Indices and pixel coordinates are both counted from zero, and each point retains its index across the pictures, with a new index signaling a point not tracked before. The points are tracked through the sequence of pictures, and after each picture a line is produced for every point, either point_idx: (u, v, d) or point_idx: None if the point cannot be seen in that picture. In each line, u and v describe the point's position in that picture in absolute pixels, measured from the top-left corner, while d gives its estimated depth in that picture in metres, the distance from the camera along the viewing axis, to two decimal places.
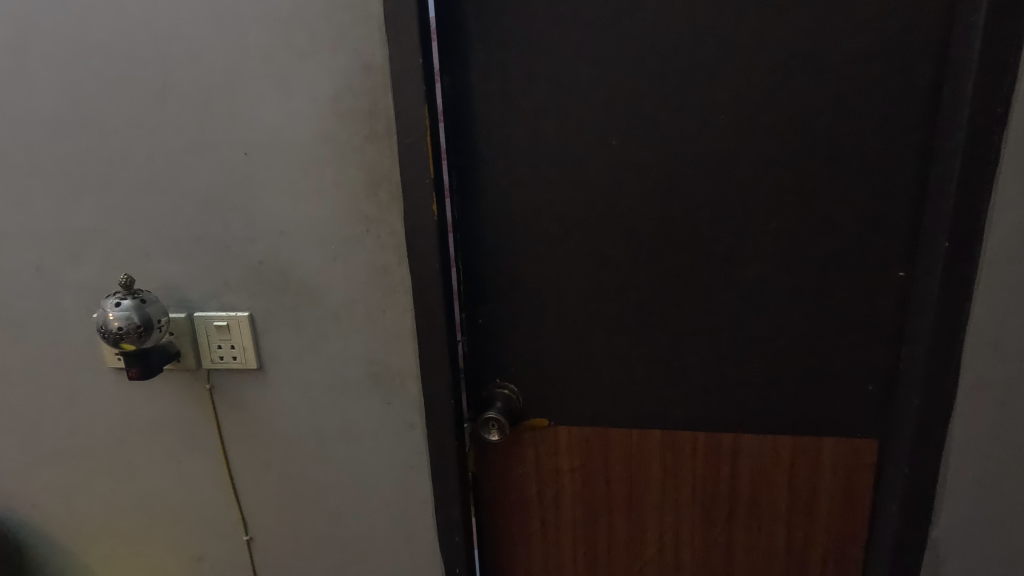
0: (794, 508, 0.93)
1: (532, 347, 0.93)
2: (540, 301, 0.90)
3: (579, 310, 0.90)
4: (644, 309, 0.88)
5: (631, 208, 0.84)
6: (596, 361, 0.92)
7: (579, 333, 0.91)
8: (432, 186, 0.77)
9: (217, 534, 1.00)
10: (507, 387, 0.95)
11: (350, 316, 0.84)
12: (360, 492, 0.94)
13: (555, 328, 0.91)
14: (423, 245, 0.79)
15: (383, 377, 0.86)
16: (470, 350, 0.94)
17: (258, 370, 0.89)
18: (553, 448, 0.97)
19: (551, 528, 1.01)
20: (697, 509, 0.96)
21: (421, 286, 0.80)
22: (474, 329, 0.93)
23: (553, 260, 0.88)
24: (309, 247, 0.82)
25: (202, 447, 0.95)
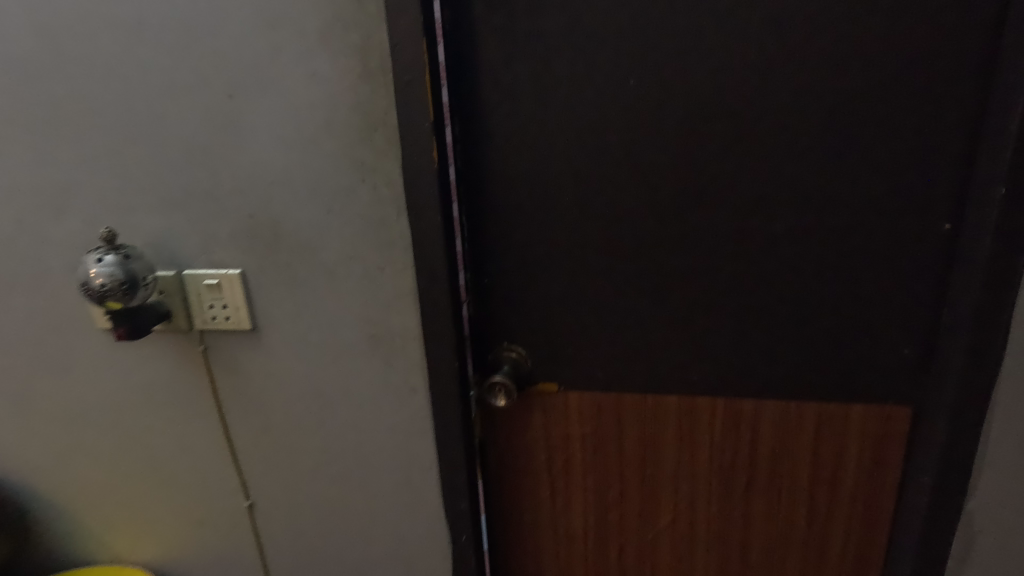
0: (818, 479, 0.88)
1: (541, 308, 0.87)
2: (549, 259, 0.84)
3: (592, 269, 0.84)
4: (662, 267, 0.82)
5: (650, 156, 0.77)
6: (609, 323, 0.86)
7: (592, 293, 0.85)
8: (431, 130, 0.70)
9: (217, 500, 0.98)
10: (514, 350, 0.90)
11: (347, 274, 0.79)
12: (362, 458, 0.90)
13: (566, 289, 0.86)
14: (423, 196, 0.73)
15: (383, 339, 0.82)
16: (476, 312, 0.89)
17: (252, 332, 0.84)
18: (563, 414, 0.93)
19: (561, 497, 0.98)
20: (714, 478, 0.92)
21: (421, 241, 0.75)
22: (479, 289, 0.88)
23: (564, 214, 0.82)
24: (300, 199, 0.76)
25: (199, 411, 0.92)
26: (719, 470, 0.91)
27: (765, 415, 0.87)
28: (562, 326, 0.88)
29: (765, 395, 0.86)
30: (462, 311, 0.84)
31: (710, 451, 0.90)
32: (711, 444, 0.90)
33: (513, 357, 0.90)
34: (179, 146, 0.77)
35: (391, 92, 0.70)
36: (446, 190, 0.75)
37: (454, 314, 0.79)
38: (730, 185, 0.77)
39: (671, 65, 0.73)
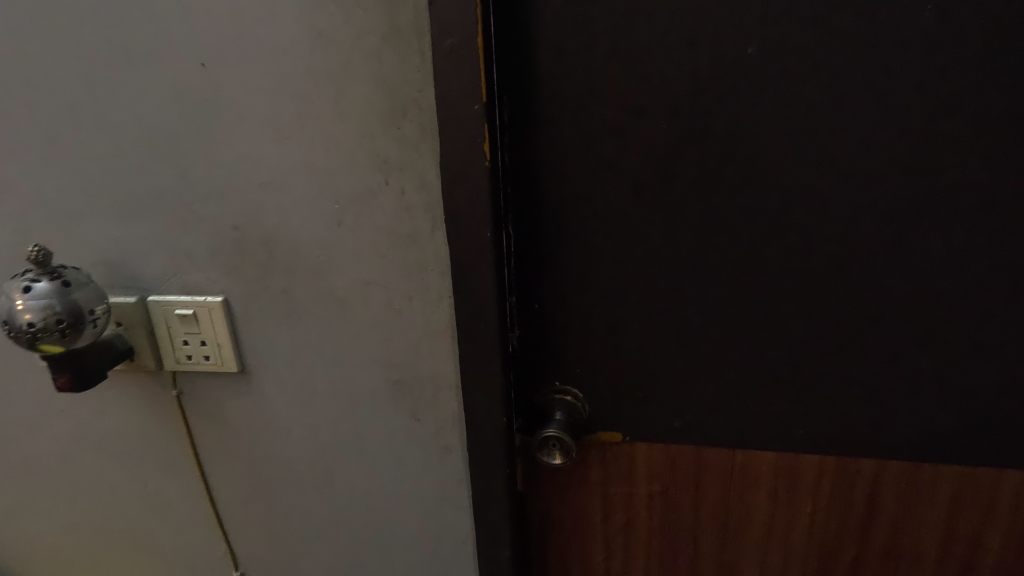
0: (950, 555, 0.70)
1: (606, 343, 0.68)
2: (621, 282, 0.64)
3: (677, 296, 0.64)
4: (773, 297, 0.61)
5: (767, 150, 0.56)
6: (695, 367, 0.66)
7: (674, 328, 0.65)
8: (483, 114, 0.51)
9: (200, 570, 0.79)
10: (570, 393, 0.71)
11: (364, 303, 0.60)
12: (380, 527, 0.72)
13: (641, 320, 0.66)
14: (469, 205, 0.54)
15: (409, 386, 0.63)
16: (523, 345, 0.70)
17: (239, 374, 0.65)
18: (627, 469, 0.74)
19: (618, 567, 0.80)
20: (814, 548, 0.74)
21: (464, 264, 0.56)
22: (528, 316, 0.68)
23: (645, 222, 0.61)
24: (300, 205, 0.57)
25: (174, 467, 0.73)
26: (822, 543, 0.73)
27: (890, 482, 0.68)
28: (632, 367, 0.68)
29: (894, 455, 0.66)
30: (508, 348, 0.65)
31: (813, 521, 0.72)
32: (815, 513, 0.72)
33: (567, 402, 0.71)
34: (139, 134, 0.57)
35: (427, 61, 0.51)
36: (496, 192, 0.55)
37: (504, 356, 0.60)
38: (879, 191, 0.55)
39: (809, 22, 0.52)
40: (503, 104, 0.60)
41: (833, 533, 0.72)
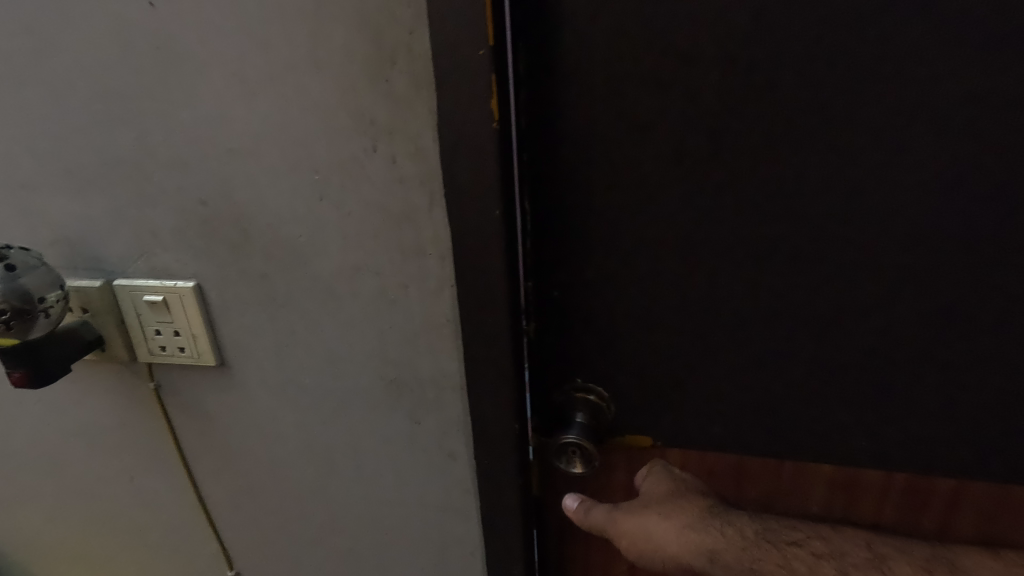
0: None
1: (636, 340, 0.57)
2: (657, 271, 0.53)
3: (726, 290, 0.52)
4: (849, 294, 0.49)
5: (859, 107, 0.43)
6: (744, 372, 0.55)
7: (721, 326, 0.54)
8: (489, 63, 0.41)
9: (195, 568, 0.75)
10: (594, 392, 0.61)
11: (352, 291, 0.51)
12: (379, 534, 0.65)
13: (680, 315, 0.54)
14: (473, 177, 0.44)
15: (408, 386, 0.55)
16: (541, 338, 0.59)
17: (219, 367, 0.58)
18: None
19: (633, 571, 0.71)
20: None
21: (468, 248, 0.47)
22: (547, 306, 0.57)
23: (690, 198, 0.49)
24: (275, 176, 0.48)
25: (159, 463, 0.67)
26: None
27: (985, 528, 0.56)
28: (668, 369, 0.57)
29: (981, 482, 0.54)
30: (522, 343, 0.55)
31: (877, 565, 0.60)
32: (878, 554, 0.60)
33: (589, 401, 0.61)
34: (88, 91, 0.48)
35: None
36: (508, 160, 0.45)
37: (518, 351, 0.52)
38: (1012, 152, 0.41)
39: None
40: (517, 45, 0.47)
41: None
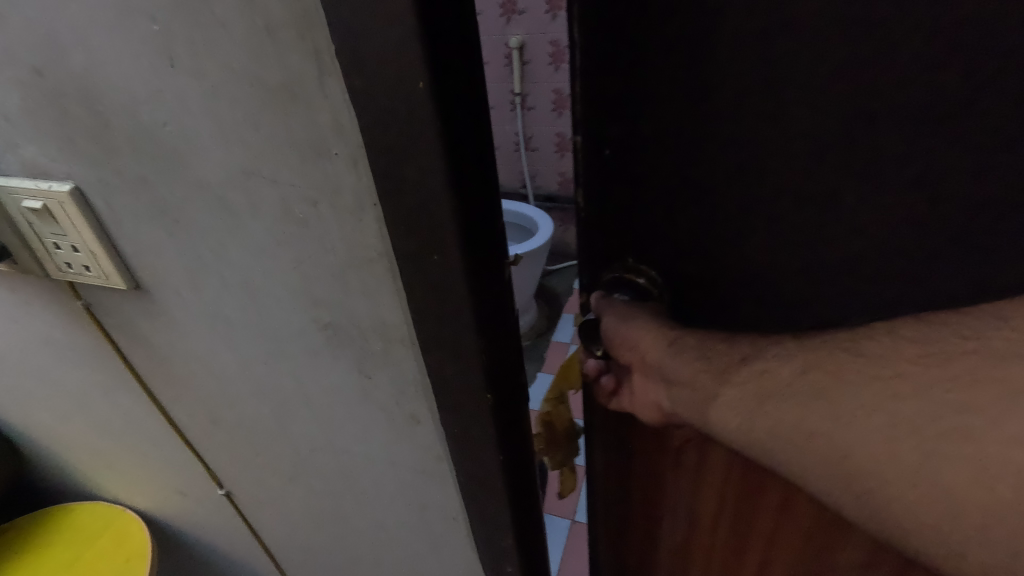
0: None
1: (720, 238, 0.38)
2: (769, 116, 0.32)
3: (886, 160, 0.31)
4: None
5: None
6: (895, 311, 0.35)
7: (863, 224, 0.33)
8: None
9: (190, 478, 0.71)
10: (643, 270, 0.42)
11: (250, 207, 0.36)
12: (350, 481, 0.56)
13: (795, 201, 0.34)
14: (378, 36, 0.26)
15: (347, 335, 0.41)
16: (592, 214, 0.42)
17: (137, 292, 0.47)
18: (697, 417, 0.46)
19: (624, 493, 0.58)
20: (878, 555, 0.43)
21: (391, 152, 0.30)
22: (602, 168, 0.39)
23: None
24: (108, 29, 0.31)
25: (121, 381, 0.60)
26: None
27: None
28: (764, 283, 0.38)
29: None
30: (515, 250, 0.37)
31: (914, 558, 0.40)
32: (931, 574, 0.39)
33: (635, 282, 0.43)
34: None
35: None
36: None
37: (480, 302, 0.35)
38: None
39: None
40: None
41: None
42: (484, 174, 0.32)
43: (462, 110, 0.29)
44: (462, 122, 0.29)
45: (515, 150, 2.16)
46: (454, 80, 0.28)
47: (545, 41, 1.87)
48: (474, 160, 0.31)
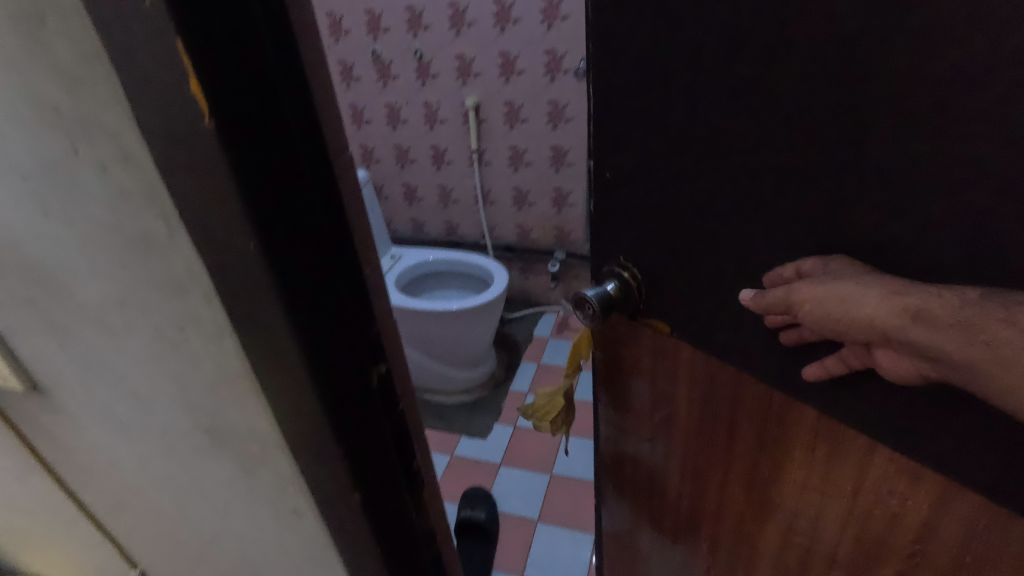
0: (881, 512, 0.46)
1: (667, 233, 0.49)
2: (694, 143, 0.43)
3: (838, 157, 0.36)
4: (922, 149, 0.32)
5: None
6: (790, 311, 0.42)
7: (885, 166, 0.34)
8: (185, 70, 0.26)
9: (105, 556, 0.71)
10: (626, 267, 0.54)
11: (127, 327, 0.39)
12: (252, 564, 0.58)
13: (809, 158, 0.37)
14: (211, 214, 0.31)
15: (227, 437, 0.44)
16: (595, 216, 0.55)
17: (36, 391, 0.49)
18: (652, 355, 0.59)
19: (625, 431, 0.70)
20: (769, 461, 0.53)
21: (235, 293, 0.34)
22: (600, 184, 0.52)
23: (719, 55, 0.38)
24: None
25: (29, 468, 0.61)
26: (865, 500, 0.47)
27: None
28: (813, 238, 0.39)
29: (890, 430, 0.41)
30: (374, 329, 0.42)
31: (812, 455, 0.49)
32: (860, 465, 0.46)
33: (626, 278, 0.55)
34: None
35: None
36: (252, 179, 0.30)
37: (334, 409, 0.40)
38: None
39: None
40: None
41: (904, 509, 0.44)
42: (329, 300, 0.37)
43: (296, 259, 0.34)
44: (296, 267, 0.34)
45: (474, 203, 2.22)
46: (284, 238, 0.33)
47: (500, 102, 1.95)
48: (314, 293, 0.36)
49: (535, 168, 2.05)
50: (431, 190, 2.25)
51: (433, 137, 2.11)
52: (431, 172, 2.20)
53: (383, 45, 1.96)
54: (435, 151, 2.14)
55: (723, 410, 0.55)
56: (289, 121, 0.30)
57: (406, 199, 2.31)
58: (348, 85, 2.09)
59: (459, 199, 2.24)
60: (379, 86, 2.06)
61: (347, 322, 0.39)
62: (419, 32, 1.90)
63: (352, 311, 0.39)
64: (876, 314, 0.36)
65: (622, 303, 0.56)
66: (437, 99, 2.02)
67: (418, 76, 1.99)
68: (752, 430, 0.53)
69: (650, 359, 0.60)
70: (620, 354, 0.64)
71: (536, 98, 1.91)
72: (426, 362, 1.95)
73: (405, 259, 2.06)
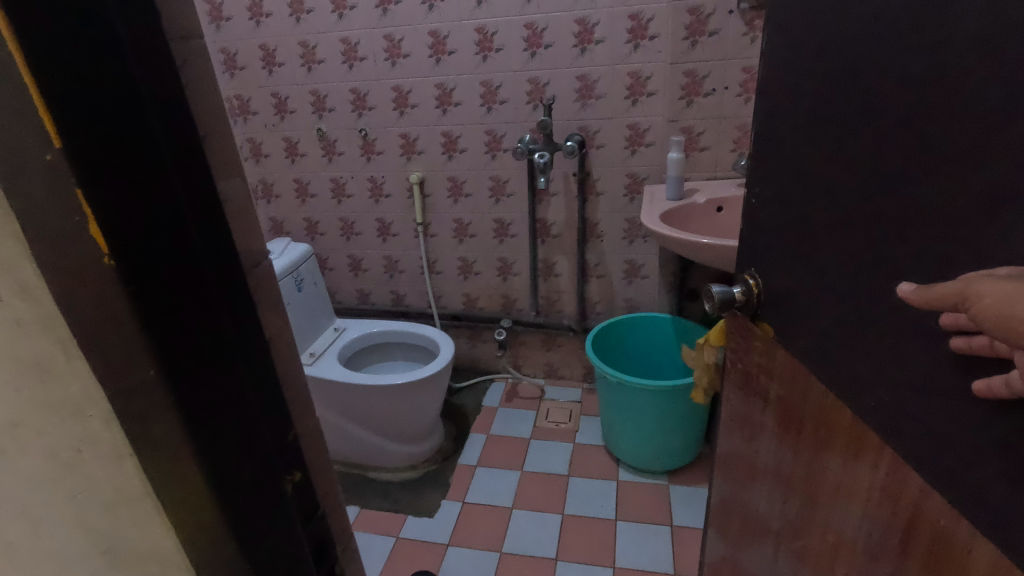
0: (881, 515, 0.51)
1: (783, 256, 0.61)
2: (806, 184, 0.55)
3: (869, 209, 0.47)
4: (908, 213, 0.43)
5: (931, 25, 0.39)
6: (835, 330, 0.53)
7: (891, 221, 0.44)
8: (96, 222, 0.29)
9: None
10: (752, 277, 0.68)
11: (14, 452, 0.38)
12: None
13: (885, 161, 0.45)
14: (113, 344, 0.32)
15: (126, 561, 0.42)
16: (746, 236, 0.69)
17: None
18: (761, 346, 0.68)
19: (743, 414, 0.78)
20: (815, 451, 0.60)
21: (135, 413, 0.34)
22: (752, 210, 0.67)
23: (826, 119, 0.51)
24: None
25: None
26: (875, 497, 0.51)
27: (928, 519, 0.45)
28: (887, 238, 0.45)
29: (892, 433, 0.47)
30: (283, 438, 0.43)
31: (840, 450, 0.55)
32: (868, 465, 0.51)
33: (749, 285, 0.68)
34: None
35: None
36: (152, 294, 0.31)
37: (248, 527, 0.39)
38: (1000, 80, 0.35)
39: None
40: (163, 114, 0.31)
41: (893, 512, 0.49)
42: (233, 409, 0.37)
43: (197, 367, 0.34)
44: (196, 378, 0.34)
45: (420, 273, 2.24)
46: (185, 348, 0.33)
47: (443, 178, 2.02)
48: (218, 400, 0.36)
49: (479, 240, 2.10)
50: (377, 261, 2.26)
51: (379, 210, 2.14)
52: (376, 244, 2.22)
53: (328, 123, 2.02)
54: (381, 223, 2.17)
55: (797, 397, 0.62)
56: (195, 241, 0.33)
57: (352, 270, 2.30)
58: (293, 160, 2.12)
59: (405, 270, 2.25)
60: (324, 161, 2.10)
61: (257, 427, 0.39)
62: (363, 112, 1.97)
63: (263, 425, 0.40)
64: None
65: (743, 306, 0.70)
66: (382, 174, 2.07)
67: (362, 153, 2.04)
68: (808, 420, 0.60)
69: (758, 350, 0.69)
70: (741, 342, 0.73)
71: (478, 174, 1.98)
72: (372, 438, 1.90)
73: (349, 331, 2.03)
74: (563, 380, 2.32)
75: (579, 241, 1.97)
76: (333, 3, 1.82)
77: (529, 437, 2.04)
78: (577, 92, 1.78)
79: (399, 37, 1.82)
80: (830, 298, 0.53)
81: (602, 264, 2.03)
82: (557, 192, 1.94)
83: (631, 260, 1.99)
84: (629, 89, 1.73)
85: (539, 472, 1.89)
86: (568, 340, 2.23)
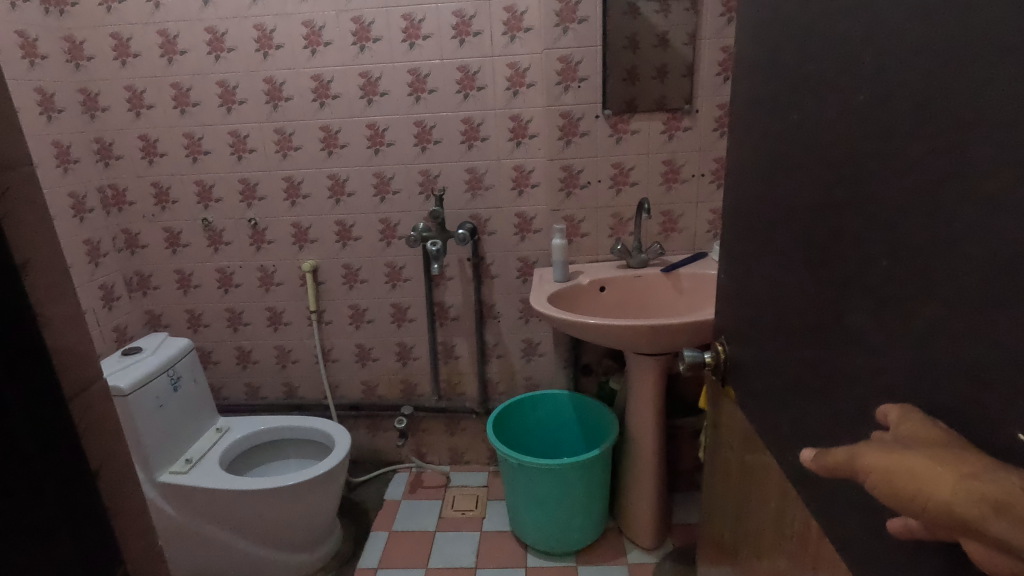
0: (799, 551, 0.62)
1: (731, 317, 0.77)
2: (739, 263, 0.73)
3: (764, 289, 0.65)
4: (781, 292, 0.60)
5: (780, 167, 0.58)
6: (759, 376, 0.68)
7: (775, 298, 0.62)
8: None
9: None
10: (721, 344, 0.81)
11: None
12: None
13: (769, 257, 0.63)
14: None
15: None
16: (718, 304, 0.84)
17: None
18: (729, 406, 0.82)
19: (719, 467, 0.90)
20: (763, 495, 0.71)
21: None
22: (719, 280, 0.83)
23: (745, 218, 0.69)
24: None
25: None
26: (795, 532, 0.62)
27: (823, 556, 0.56)
28: (776, 309, 0.62)
29: (804, 471, 0.58)
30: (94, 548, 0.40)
31: (776, 493, 0.67)
32: (790, 506, 0.63)
33: (717, 350, 0.81)
34: None
35: None
36: None
37: None
38: (803, 214, 0.54)
39: None
40: None
41: (805, 545, 0.60)
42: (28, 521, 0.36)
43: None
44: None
45: (315, 363, 2.15)
46: None
47: (338, 265, 2.01)
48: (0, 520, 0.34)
49: (376, 325, 2.08)
50: (267, 352, 2.15)
51: (269, 299, 2.07)
52: (266, 333, 2.12)
53: (214, 214, 1.97)
54: (271, 313, 2.09)
55: (750, 448, 0.75)
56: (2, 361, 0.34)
57: (240, 363, 2.17)
58: (174, 251, 2.02)
59: (298, 359, 2.15)
60: (209, 252, 2.02)
61: (56, 552, 0.37)
62: (253, 202, 1.95)
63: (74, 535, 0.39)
64: (953, 500, 0.33)
65: (713, 368, 0.82)
66: (273, 263, 2.02)
67: (251, 242, 2.00)
68: (758, 468, 0.73)
69: (728, 409, 0.83)
70: (719, 402, 0.88)
71: (374, 261, 2.00)
72: (257, 549, 1.72)
73: (234, 431, 1.88)
74: (468, 465, 2.27)
75: (476, 322, 2.01)
76: (221, 98, 1.84)
77: (433, 529, 1.95)
78: (466, 184, 1.88)
79: (290, 130, 1.86)
80: (769, 350, 0.64)
81: (501, 344, 2.08)
82: (453, 276, 1.99)
83: (527, 339, 2.05)
84: (515, 181, 1.87)
85: (442, 567, 1.79)
86: (471, 423, 2.21)
